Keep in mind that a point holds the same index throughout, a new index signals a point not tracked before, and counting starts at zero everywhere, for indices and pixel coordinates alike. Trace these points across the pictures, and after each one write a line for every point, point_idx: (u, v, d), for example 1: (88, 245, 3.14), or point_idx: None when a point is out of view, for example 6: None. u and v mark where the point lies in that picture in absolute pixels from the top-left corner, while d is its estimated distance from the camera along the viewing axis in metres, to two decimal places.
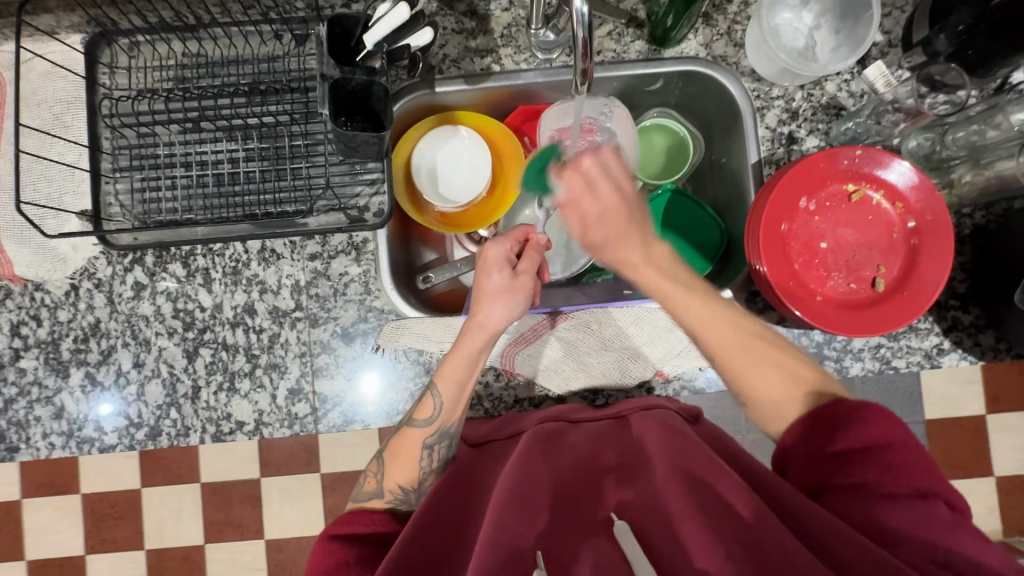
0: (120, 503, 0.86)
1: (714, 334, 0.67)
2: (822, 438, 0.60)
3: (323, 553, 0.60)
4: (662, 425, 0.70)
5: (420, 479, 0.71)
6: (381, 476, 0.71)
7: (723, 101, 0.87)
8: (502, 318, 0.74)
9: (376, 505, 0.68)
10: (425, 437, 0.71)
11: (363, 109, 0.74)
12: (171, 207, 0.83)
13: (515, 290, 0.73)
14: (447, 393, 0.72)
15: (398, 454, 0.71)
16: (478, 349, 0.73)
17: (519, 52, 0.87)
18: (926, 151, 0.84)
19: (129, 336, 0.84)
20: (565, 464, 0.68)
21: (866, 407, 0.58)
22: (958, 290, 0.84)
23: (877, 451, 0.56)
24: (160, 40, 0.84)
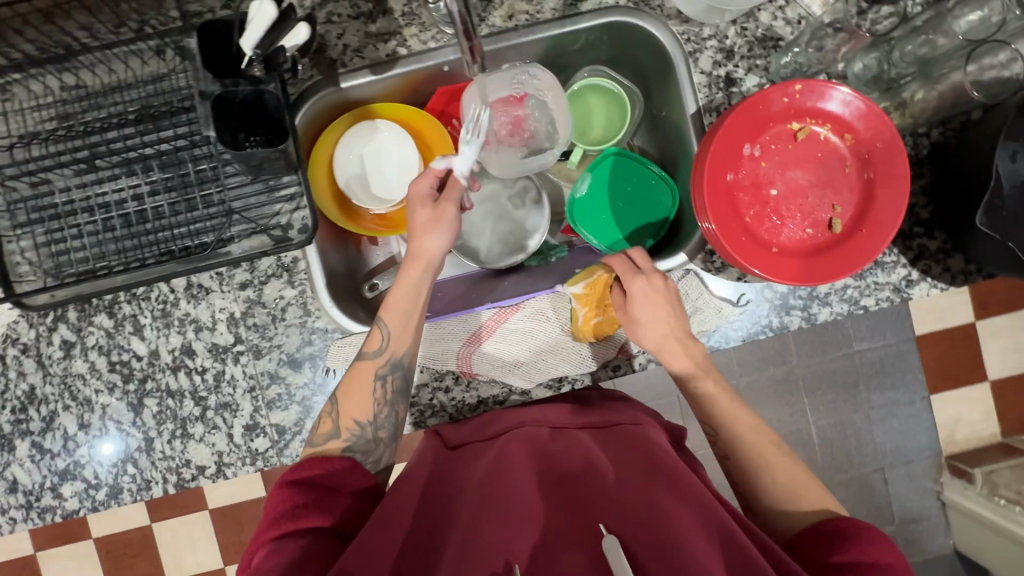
0: (133, 541, 0.94)
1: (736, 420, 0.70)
2: (820, 551, 0.56)
3: (281, 497, 0.59)
4: (658, 449, 0.64)
5: (374, 412, 0.70)
6: (335, 413, 0.69)
7: (651, 49, 0.80)
8: (441, 249, 0.74)
9: (334, 447, 0.67)
10: (376, 369, 0.70)
11: (264, 122, 0.68)
12: (82, 257, 0.78)
13: (443, 220, 0.73)
14: (395, 322, 0.72)
15: (350, 390, 0.70)
16: (417, 286, 0.73)
17: (424, 29, 0.79)
18: (875, 72, 0.78)
19: (69, 398, 0.80)
20: (551, 477, 0.63)
21: (875, 530, 0.55)
22: (922, 216, 0.80)
23: (881, 571, 0.52)
24: (32, 77, 0.77)
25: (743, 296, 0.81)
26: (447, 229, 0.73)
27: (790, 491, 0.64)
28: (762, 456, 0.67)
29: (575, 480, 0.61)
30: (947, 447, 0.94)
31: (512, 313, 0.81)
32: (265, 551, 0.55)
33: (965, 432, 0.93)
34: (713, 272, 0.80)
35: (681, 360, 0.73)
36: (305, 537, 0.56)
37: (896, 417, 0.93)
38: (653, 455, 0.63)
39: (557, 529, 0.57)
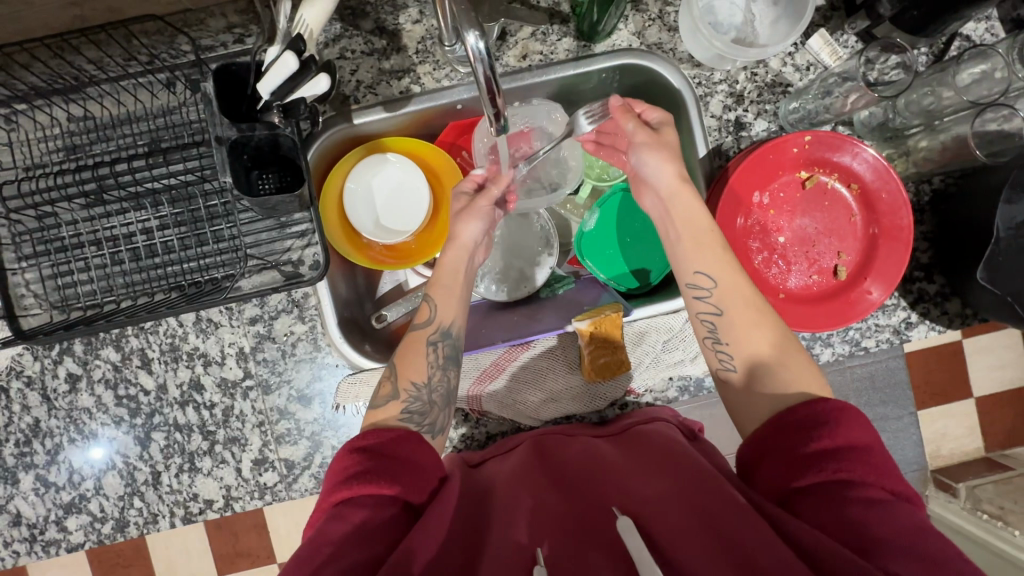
0: (125, 553, 0.95)
1: (740, 313, 0.65)
2: (799, 437, 0.56)
3: (346, 463, 0.57)
4: (664, 440, 0.69)
5: (428, 375, 0.68)
6: (393, 375, 0.67)
7: (663, 91, 0.81)
8: (477, 237, 0.75)
9: (392, 408, 0.64)
10: (428, 334, 0.69)
11: (276, 161, 0.69)
12: (89, 291, 0.77)
13: (478, 210, 0.74)
14: (442, 297, 0.72)
15: (406, 353, 0.68)
16: (462, 270, 0.74)
17: (438, 67, 0.80)
18: (879, 121, 0.80)
19: (74, 432, 0.80)
20: (568, 475, 0.67)
21: (846, 407, 0.56)
22: (921, 260, 0.82)
23: (856, 451, 0.53)
24: (37, 108, 0.75)
25: None
26: (483, 216, 0.74)
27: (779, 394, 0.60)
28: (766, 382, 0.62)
29: (592, 472, 0.66)
30: (932, 461, 0.99)
31: (521, 352, 0.81)
32: (328, 516, 0.54)
33: (949, 446, 0.99)
34: None
35: (696, 246, 0.67)
36: (366, 506, 0.54)
37: (891, 436, 0.95)
38: (657, 446, 0.68)
39: (577, 508, 0.60)
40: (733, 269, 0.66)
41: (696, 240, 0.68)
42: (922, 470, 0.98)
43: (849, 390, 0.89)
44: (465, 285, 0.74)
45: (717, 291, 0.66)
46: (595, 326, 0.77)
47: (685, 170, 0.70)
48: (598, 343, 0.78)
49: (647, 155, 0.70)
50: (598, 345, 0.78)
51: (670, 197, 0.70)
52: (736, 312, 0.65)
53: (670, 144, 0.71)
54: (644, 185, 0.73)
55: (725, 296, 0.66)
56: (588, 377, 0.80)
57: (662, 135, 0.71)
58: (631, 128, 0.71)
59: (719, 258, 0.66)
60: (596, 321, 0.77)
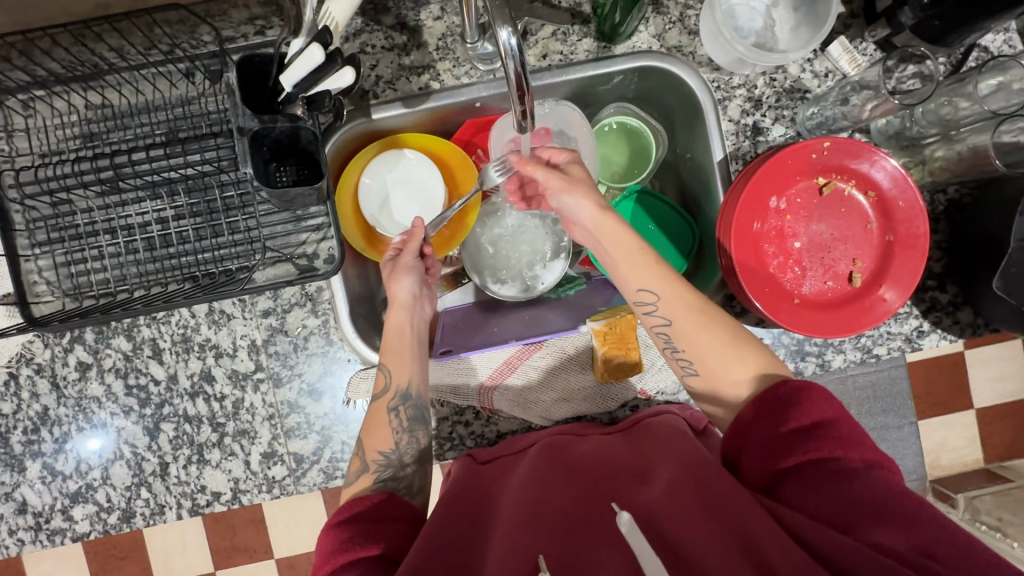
0: (122, 544, 0.95)
1: (682, 329, 0.66)
2: (773, 420, 0.57)
3: (329, 539, 0.58)
4: (668, 432, 0.70)
5: (395, 441, 0.69)
6: (361, 452, 0.69)
7: (681, 94, 0.81)
8: (411, 291, 0.76)
9: (364, 483, 0.66)
10: (387, 401, 0.70)
11: (295, 153, 0.69)
12: (103, 279, 0.77)
13: (403, 265, 0.76)
14: (395, 361, 0.73)
15: (369, 426, 0.70)
16: (408, 329, 0.75)
17: (458, 64, 0.79)
18: (897, 128, 0.81)
19: (83, 420, 0.79)
20: (571, 472, 0.67)
21: (811, 387, 0.57)
22: (934, 269, 0.82)
23: (829, 428, 0.55)
24: (56, 94, 0.75)
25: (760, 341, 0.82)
26: (408, 271, 0.75)
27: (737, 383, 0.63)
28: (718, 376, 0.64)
29: (597, 471, 0.67)
30: (932, 470, 1.00)
31: (534, 351, 0.81)
32: None
33: (948, 455, 1.00)
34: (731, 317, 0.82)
35: (637, 272, 0.68)
36: (354, 569, 0.55)
37: (895, 444, 0.95)
38: (660, 440, 0.69)
39: (582, 510, 0.61)
40: (672, 279, 0.67)
41: (631, 269, 0.69)
42: (924, 479, 0.99)
43: (851, 400, 0.90)
44: (414, 342, 0.74)
45: (661, 303, 0.67)
46: (609, 327, 0.78)
47: (600, 198, 0.71)
48: (612, 345, 0.78)
49: (566, 198, 0.72)
50: (613, 347, 0.78)
51: (595, 229, 0.71)
52: (683, 324, 0.66)
53: (582, 179, 0.73)
54: (572, 223, 0.75)
55: (670, 307, 0.67)
56: (601, 379, 0.80)
57: (570, 173, 0.73)
58: (541, 176, 0.73)
59: (653, 273, 0.68)
60: (611, 322, 0.78)
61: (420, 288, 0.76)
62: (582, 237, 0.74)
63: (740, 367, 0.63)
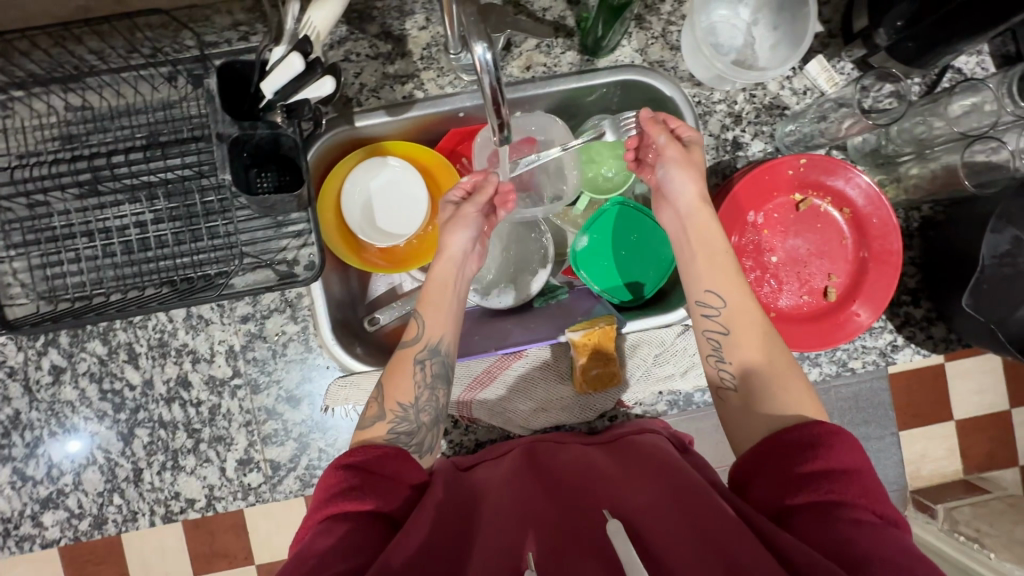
0: (98, 550, 0.92)
1: (745, 327, 0.67)
2: (794, 456, 0.57)
3: (334, 479, 0.58)
4: (655, 447, 0.70)
5: (416, 395, 0.68)
6: (380, 397, 0.68)
7: (662, 108, 0.82)
8: (464, 247, 0.76)
9: (379, 429, 0.65)
10: (416, 353, 0.70)
11: (275, 159, 0.69)
12: (78, 282, 0.76)
13: (468, 220, 0.75)
14: (432, 315, 0.73)
15: (393, 374, 0.69)
16: (451, 284, 0.75)
17: (442, 74, 0.80)
18: (873, 146, 0.83)
19: (55, 425, 0.78)
20: (560, 484, 0.67)
21: (839, 430, 0.56)
22: (909, 284, 0.84)
23: (851, 476, 0.54)
24: (35, 96, 0.75)
25: None
26: (468, 226, 0.75)
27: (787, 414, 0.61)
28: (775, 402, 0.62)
29: (585, 482, 0.66)
30: (911, 482, 1.01)
31: (513, 360, 0.81)
32: (316, 530, 0.55)
33: (928, 467, 1.01)
34: None
35: (714, 262, 0.69)
36: (349, 520, 0.56)
37: (873, 456, 0.97)
38: (648, 453, 0.69)
39: (570, 522, 0.61)
40: (744, 289, 0.68)
41: (710, 261, 0.70)
42: (901, 490, 1.00)
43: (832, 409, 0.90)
44: (453, 301, 0.75)
45: (726, 309, 0.68)
46: (588, 337, 0.78)
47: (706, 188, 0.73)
48: (591, 354, 0.79)
49: (674, 171, 0.73)
50: (592, 357, 0.79)
51: (690, 210, 0.73)
52: (740, 332, 0.67)
53: (698, 161, 0.73)
54: (665, 198, 0.75)
55: (731, 318, 0.68)
56: (581, 389, 0.80)
57: (691, 153, 0.73)
58: (660, 140, 0.73)
59: (730, 279, 0.69)
60: (590, 332, 0.78)
61: (473, 242, 0.77)
62: (661, 205, 0.76)
63: (787, 399, 0.62)
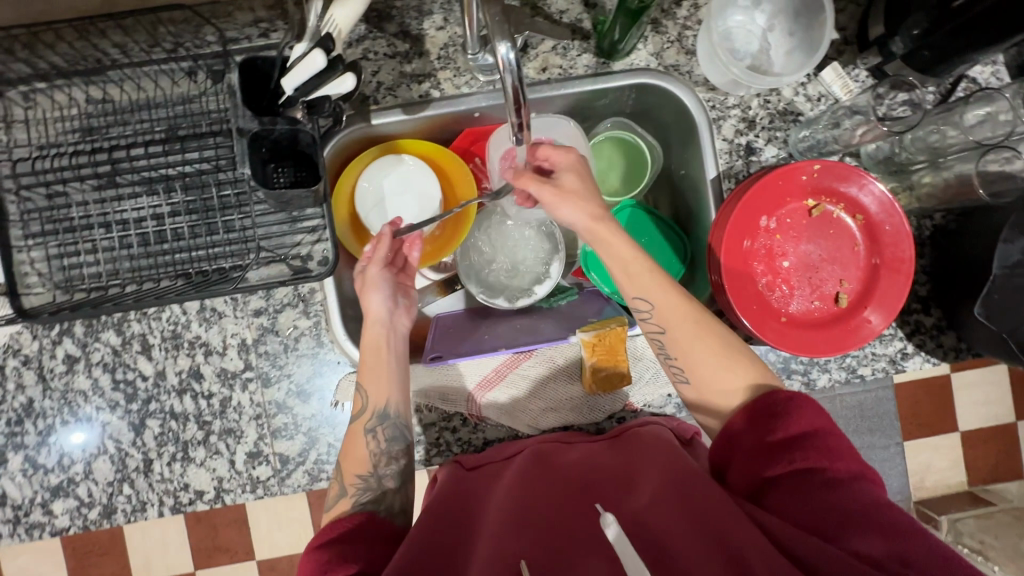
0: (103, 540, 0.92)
1: (682, 339, 0.67)
2: (760, 429, 0.60)
3: (310, 563, 0.59)
4: (656, 438, 0.71)
5: (373, 463, 0.70)
6: (339, 476, 0.70)
7: (677, 111, 0.82)
8: (385, 305, 0.74)
9: (343, 506, 0.66)
10: (365, 424, 0.71)
11: (292, 155, 0.69)
12: (95, 273, 0.77)
13: (376, 281, 0.74)
14: (373, 380, 0.72)
15: (346, 452, 0.71)
16: (384, 344, 0.73)
17: (458, 74, 0.80)
18: (887, 153, 0.83)
19: (68, 414, 0.79)
20: (556, 476, 0.68)
21: (800, 397, 0.60)
22: (920, 292, 0.84)
23: (818, 437, 0.58)
24: (56, 88, 0.75)
25: None
26: (380, 286, 0.74)
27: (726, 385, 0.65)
28: (715, 380, 0.66)
29: (582, 475, 0.68)
30: (918, 492, 1.00)
31: (523, 360, 0.81)
32: None
33: (935, 478, 1.00)
34: None
35: (634, 296, 0.69)
36: None
37: (879, 464, 0.96)
38: (644, 448, 0.70)
39: (567, 514, 0.62)
40: (676, 296, 0.68)
41: (630, 276, 0.70)
42: (907, 499, 1.00)
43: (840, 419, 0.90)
44: (388, 356, 0.73)
45: (656, 312, 0.69)
46: (598, 338, 0.78)
47: (595, 210, 0.71)
48: (601, 355, 0.79)
49: (574, 210, 0.71)
50: (602, 358, 0.79)
51: (597, 245, 0.72)
52: (682, 343, 0.67)
53: (574, 188, 0.72)
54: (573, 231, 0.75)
55: (665, 318, 0.68)
56: (589, 389, 0.80)
57: (563, 185, 0.72)
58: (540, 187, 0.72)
59: (653, 283, 0.69)
60: (600, 333, 0.78)
61: (392, 299, 0.75)
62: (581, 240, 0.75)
63: (732, 376, 0.65)
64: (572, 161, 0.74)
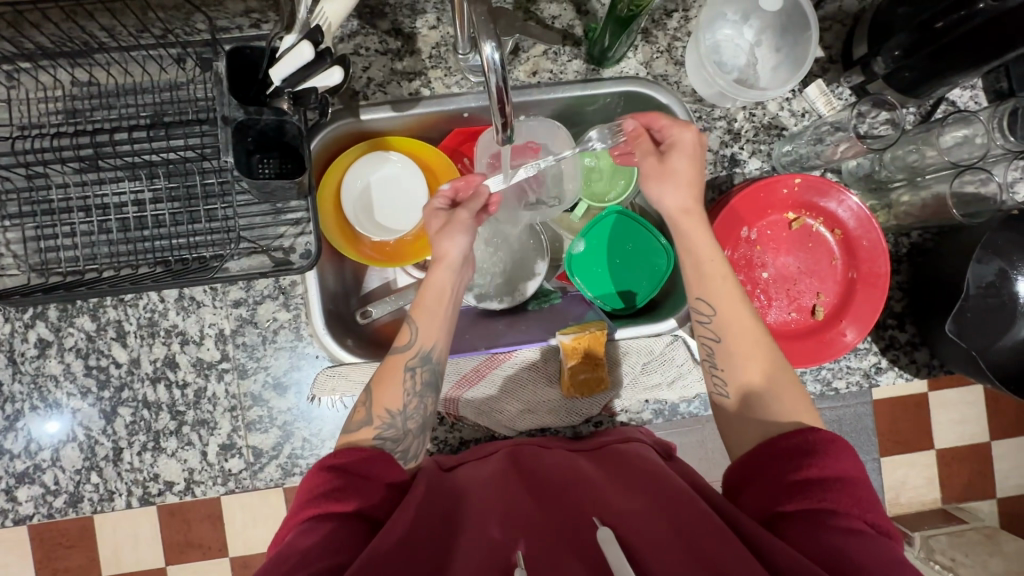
0: None
1: (734, 322, 0.69)
2: (788, 459, 0.59)
3: (317, 480, 0.59)
4: (643, 458, 0.70)
5: (404, 402, 0.68)
6: (368, 400, 0.67)
7: (663, 120, 0.83)
8: (462, 257, 0.76)
9: (365, 435, 0.65)
10: (406, 360, 0.70)
11: (279, 146, 0.68)
12: (71, 257, 0.76)
13: (459, 231, 0.76)
14: (426, 322, 0.73)
15: (381, 380, 0.69)
16: (450, 296, 0.75)
17: (449, 74, 0.81)
18: (866, 171, 0.85)
19: (37, 399, 0.77)
20: (553, 483, 0.67)
21: (837, 439, 0.58)
22: (895, 308, 0.85)
23: (842, 482, 0.56)
24: (41, 68, 0.75)
25: None
26: (467, 234, 0.76)
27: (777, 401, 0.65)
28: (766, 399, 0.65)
29: (574, 484, 0.67)
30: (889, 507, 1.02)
31: (502, 360, 0.82)
32: (299, 530, 0.56)
33: (906, 493, 1.02)
34: None
35: (707, 263, 0.71)
36: (332, 519, 0.56)
37: None
38: (633, 463, 0.69)
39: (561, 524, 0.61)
40: (735, 298, 0.69)
41: (701, 276, 0.71)
42: None
43: None
44: (449, 307, 0.75)
45: (716, 318, 0.69)
46: (578, 340, 0.79)
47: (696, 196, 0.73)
48: (580, 358, 0.79)
49: (665, 185, 0.74)
50: (581, 361, 0.79)
51: (681, 217, 0.73)
52: (733, 339, 0.68)
53: (676, 169, 0.74)
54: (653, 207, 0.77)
55: (726, 321, 0.69)
56: (566, 392, 0.81)
57: (667, 164, 0.74)
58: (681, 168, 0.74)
59: (723, 290, 0.69)
60: (580, 336, 0.78)
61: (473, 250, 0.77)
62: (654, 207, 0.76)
63: (779, 403, 0.64)
64: (687, 140, 0.73)
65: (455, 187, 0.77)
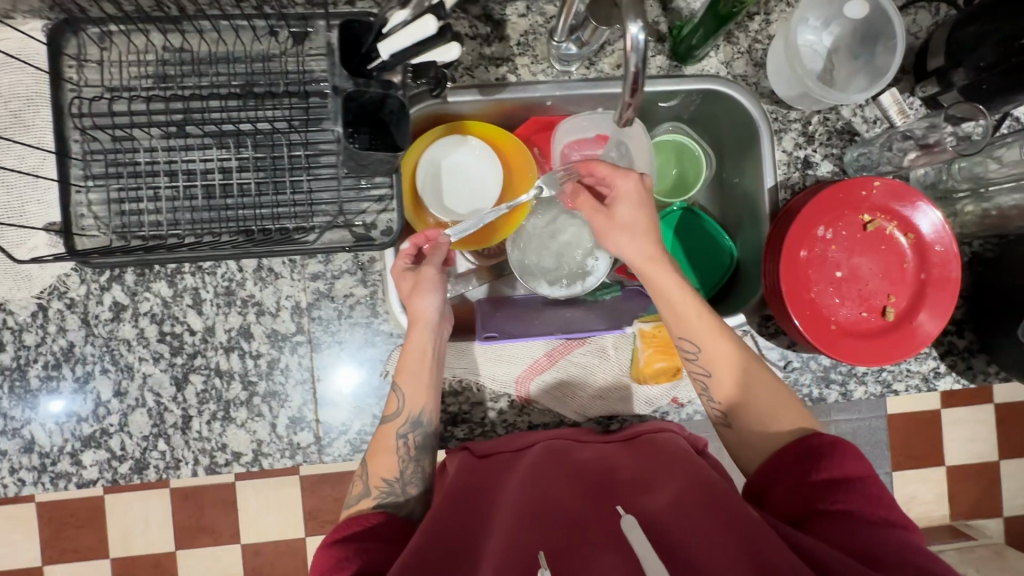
0: None
1: (720, 366, 0.70)
2: (801, 469, 0.61)
3: (327, 557, 0.58)
4: (676, 448, 0.71)
5: (400, 469, 0.69)
6: (364, 475, 0.69)
7: (740, 119, 0.85)
8: (435, 307, 0.73)
9: (365, 505, 0.66)
10: (398, 428, 0.71)
11: (371, 121, 0.69)
12: (155, 221, 0.76)
13: (426, 282, 0.73)
14: (410, 385, 0.72)
15: (373, 452, 0.70)
16: (429, 351, 0.73)
17: (536, 62, 0.82)
18: (932, 180, 0.88)
19: (109, 362, 0.77)
20: (582, 478, 0.67)
21: (844, 441, 0.60)
22: (955, 315, 0.87)
23: (856, 483, 0.58)
24: (137, 31, 0.75)
25: (789, 362, 0.85)
26: (434, 286, 0.73)
27: (767, 417, 0.67)
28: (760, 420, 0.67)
29: (604, 481, 0.67)
30: None
31: (576, 346, 0.83)
32: None
33: None
34: (765, 336, 0.86)
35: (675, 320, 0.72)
36: None
37: None
38: (663, 454, 0.69)
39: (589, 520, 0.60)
40: (717, 337, 0.70)
41: (679, 322, 0.72)
42: None
43: None
44: (432, 364, 0.73)
45: (703, 354, 0.71)
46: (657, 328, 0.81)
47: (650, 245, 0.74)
48: (655, 347, 0.81)
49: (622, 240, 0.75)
50: (656, 350, 0.81)
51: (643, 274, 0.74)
52: (722, 375, 0.70)
53: (628, 218, 0.74)
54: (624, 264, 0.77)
55: (711, 361, 0.70)
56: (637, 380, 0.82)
57: (616, 218, 0.75)
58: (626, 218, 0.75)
59: (705, 327, 0.70)
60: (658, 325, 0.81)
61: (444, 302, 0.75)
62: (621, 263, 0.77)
63: (776, 418, 0.66)
64: (630, 190, 0.75)
65: (416, 242, 0.77)
